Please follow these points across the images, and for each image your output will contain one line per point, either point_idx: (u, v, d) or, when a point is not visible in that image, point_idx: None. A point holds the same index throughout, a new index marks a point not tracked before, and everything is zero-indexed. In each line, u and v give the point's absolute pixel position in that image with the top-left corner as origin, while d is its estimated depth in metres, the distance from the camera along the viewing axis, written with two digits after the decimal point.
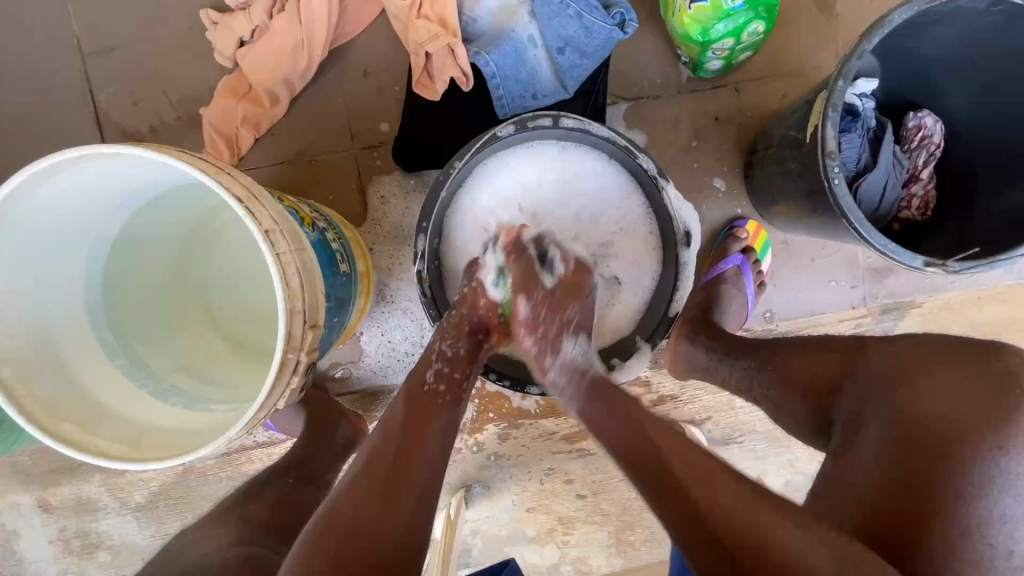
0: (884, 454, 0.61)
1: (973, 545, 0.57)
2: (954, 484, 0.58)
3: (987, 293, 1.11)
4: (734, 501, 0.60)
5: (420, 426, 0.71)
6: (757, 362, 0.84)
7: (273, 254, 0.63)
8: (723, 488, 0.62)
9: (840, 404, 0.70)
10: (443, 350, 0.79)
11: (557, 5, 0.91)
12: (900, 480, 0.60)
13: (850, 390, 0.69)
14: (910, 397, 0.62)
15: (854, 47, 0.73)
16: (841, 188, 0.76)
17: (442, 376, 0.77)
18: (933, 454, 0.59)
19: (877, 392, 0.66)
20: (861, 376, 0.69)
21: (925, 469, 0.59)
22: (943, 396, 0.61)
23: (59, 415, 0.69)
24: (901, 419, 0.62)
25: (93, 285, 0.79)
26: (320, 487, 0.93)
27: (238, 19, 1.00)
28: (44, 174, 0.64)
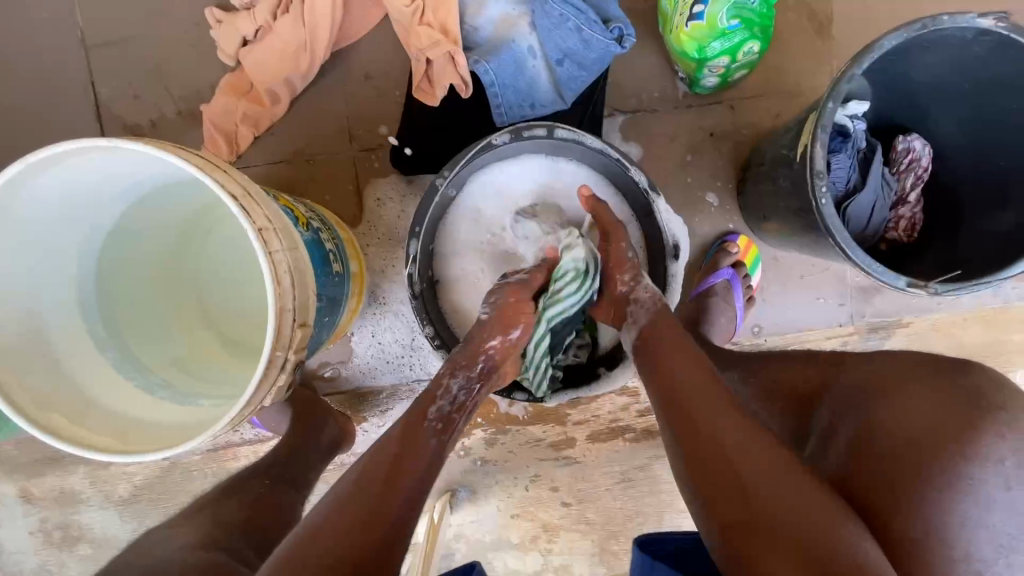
0: (856, 461, 0.63)
1: (935, 554, 0.58)
2: (925, 494, 0.59)
3: (972, 314, 1.13)
4: (735, 424, 0.65)
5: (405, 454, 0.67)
6: (739, 376, 0.85)
7: (265, 251, 0.63)
8: (739, 427, 0.64)
9: (815, 417, 0.72)
10: (451, 384, 0.76)
11: (557, 17, 0.92)
12: (869, 487, 0.61)
13: (830, 403, 0.70)
14: (883, 409, 0.64)
15: (844, 70, 0.74)
16: (828, 208, 0.78)
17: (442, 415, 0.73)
18: (907, 472, 0.60)
19: (850, 404, 0.67)
20: (837, 390, 0.70)
21: (895, 478, 0.60)
22: (916, 409, 0.62)
23: (46, 406, 0.69)
24: (871, 430, 0.63)
25: (84, 275, 0.80)
26: (300, 486, 0.91)
27: (242, 18, 1.01)
28: (41, 165, 0.64)
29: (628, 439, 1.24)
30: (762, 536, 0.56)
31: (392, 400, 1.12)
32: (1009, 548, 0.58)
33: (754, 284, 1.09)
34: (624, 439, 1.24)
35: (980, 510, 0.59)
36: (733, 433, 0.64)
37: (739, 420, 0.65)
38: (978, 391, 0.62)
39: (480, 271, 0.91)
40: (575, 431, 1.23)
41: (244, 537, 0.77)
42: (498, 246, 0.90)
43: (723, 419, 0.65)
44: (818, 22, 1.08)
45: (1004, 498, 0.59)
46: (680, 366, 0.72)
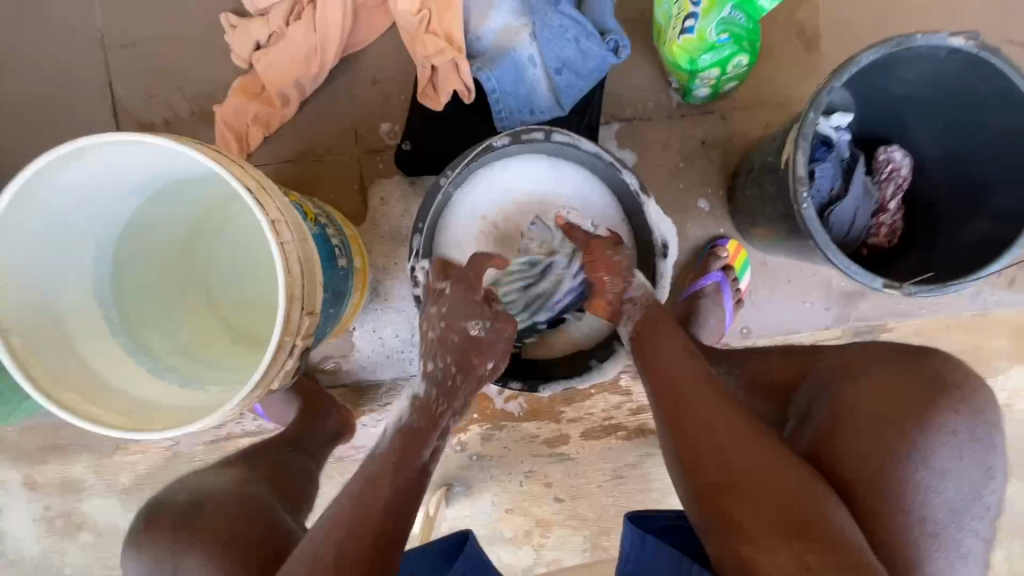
0: (829, 439, 0.70)
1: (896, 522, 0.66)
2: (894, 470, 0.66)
3: (952, 320, 1.17)
4: (724, 412, 0.71)
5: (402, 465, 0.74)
6: (726, 368, 0.91)
7: (277, 241, 0.67)
8: (728, 412, 0.71)
9: (795, 399, 0.80)
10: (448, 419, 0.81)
11: (556, 27, 0.96)
12: (841, 466, 0.69)
13: (806, 387, 0.79)
14: (852, 390, 0.71)
15: (824, 83, 0.79)
16: (809, 212, 0.82)
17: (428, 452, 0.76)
18: (876, 451, 0.67)
19: (825, 385, 0.75)
20: (812, 378, 0.79)
21: (865, 457, 0.68)
22: (885, 386, 0.70)
23: (62, 385, 0.72)
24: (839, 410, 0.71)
25: (101, 265, 0.83)
26: (312, 455, 0.98)
27: (256, 24, 1.06)
28: (68, 157, 0.68)
29: (620, 437, 1.27)
30: (743, 503, 0.63)
31: (392, 394, 1.16)
32: (957, 513, 0.68)
33: (742, 287, 1.13)
34: (617, 437, 1.27)
35: (935, 479, 0.67)
36: (723, 420, 0.70)
37: (728, 409, 0.71)
38: (932, 372, 0.70)
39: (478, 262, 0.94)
40: (569, 428, 1.27)
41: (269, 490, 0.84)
42: (495, 236, 0.94)
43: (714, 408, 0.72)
44: (806, 38, 1.13)
45: (956, 466, 0.68)
46: (676, 362, 0.78)
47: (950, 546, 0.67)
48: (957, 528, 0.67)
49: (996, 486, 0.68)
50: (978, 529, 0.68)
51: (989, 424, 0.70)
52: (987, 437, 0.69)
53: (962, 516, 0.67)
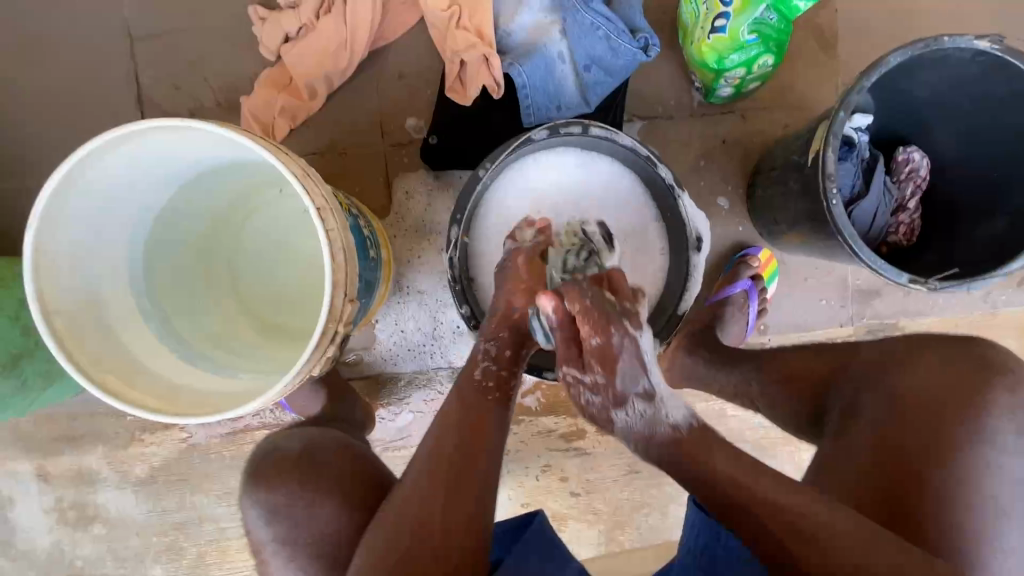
0: (891, 424, 0.75)
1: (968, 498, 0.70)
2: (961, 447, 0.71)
3: (963, 319, 1.20)
4: (758, 486, 0.70)
5: (469, 435, 0.74)
6: (755, 368, 0.95)
7: (323, 229, 0.68)
8: (761, 488, 0.70)
9: (837, 394, 0.84)
10: (486, 351, 0.80)
11: (587, 25, 0.97)
12: (906, 446, 0.73)
13: (849, 379, 0.83)
14: (906, 379, 0.76)
15: (854, 82, 0.81)
16: (838, 208, 0.84)
17: (492, 374, 0.79)
18: (939, 432, 0.72)
19: (873, 379, 0.80)
20: (851, 374, 0.83)
21: (930, 439, 0.72)
22: (930, 377, 0.75)
23: (102, 369, 0.72)
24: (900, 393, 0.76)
25: (135, 252, 0.83)
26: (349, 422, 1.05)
27: (286, 16, 1.06)
28: (114, 142, 0.68)
29: None
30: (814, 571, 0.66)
31: (411, 388, 1.17)
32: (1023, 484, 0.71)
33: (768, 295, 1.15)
34: None
35: (997, 454, 0.72)
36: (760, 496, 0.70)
37: (760, 482, 0.71)
38: (972, 356, 0.76)
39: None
40: (586, 423, 1.28)
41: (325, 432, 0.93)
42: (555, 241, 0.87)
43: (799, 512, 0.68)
44: (824, 41, 1.15)
45: (1015, 443, 0.72)
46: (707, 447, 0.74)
47: (1016, 518, 0.71)
48: (1021, 501, 0.71)
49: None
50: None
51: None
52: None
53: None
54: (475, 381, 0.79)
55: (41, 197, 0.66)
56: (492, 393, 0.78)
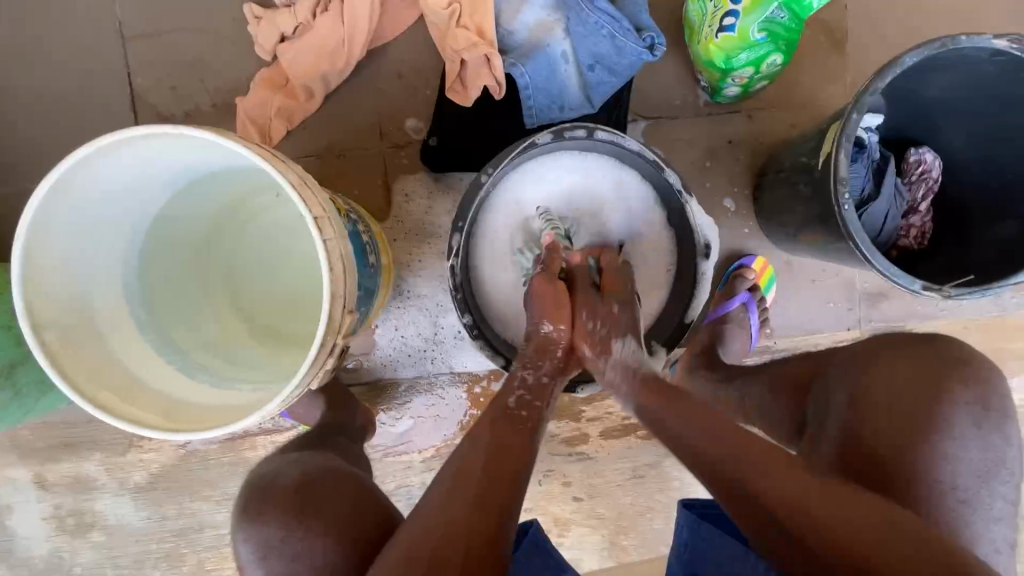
0: (855, 422, 0.71)
1: (928, 492, 0.66)
2: (923, 442, 0.67)
3: (972, 323, 1.18)
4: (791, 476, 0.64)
5: (497, 449, 0.71)
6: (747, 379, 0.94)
7: (321, 238, 0.66)
8: (795, 478, 0.63)
9: (813, 397, 0.80)
10: (524, 377, 0.81)
11: (592, 24, 0.94)
12: (867, 438, 0.70)
13: (822, 383, 0.79)
14: (868, 379, 0.72)
15: (868, 83, 0.78)
16: (850, 214, 0.82)
17: (523, 403, 0.79)
18: (906, 431, 0.68)
19: (840, 378, 0.76)
20: (828, 372, 0.79)
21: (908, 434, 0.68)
22: (899, 379, 0.71)
23: (96, 384, 0.70)
24: (860, 389, 0.72)
25: (130, 260, 0.81)
26: (349, 434, 1.01)
27: (282, 15, 1.04)
28: (105, 150, 0.66)
29: (640, 436, 1.27)
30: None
31: (412, 393, 1.15)
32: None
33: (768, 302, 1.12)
34: (636, 436, 1.27)
35: (956, 447, 0.68)
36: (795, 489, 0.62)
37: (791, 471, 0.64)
38: (934, 353, 0.72)
39: (512, 255, 0.94)
40: (589, 427, 1.26)
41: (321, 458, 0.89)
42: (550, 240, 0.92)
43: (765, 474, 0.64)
44: (833, 39, 1.13)
45: (975, 434, 0.68)
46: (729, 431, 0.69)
47: (978, 508, 0.67)
48: (986, 492, 0.68)
49: (1017, 452, 0.69)
50: (1008, 494, 0.68)
51: (1003, 393, 0.71)
52: (1001, 405, 0.70)
53: (988, 480, 0.68)
54: (508, 410, 0.77)
55: (29, 207, 0.64)
56: (524, 419, 0.77)
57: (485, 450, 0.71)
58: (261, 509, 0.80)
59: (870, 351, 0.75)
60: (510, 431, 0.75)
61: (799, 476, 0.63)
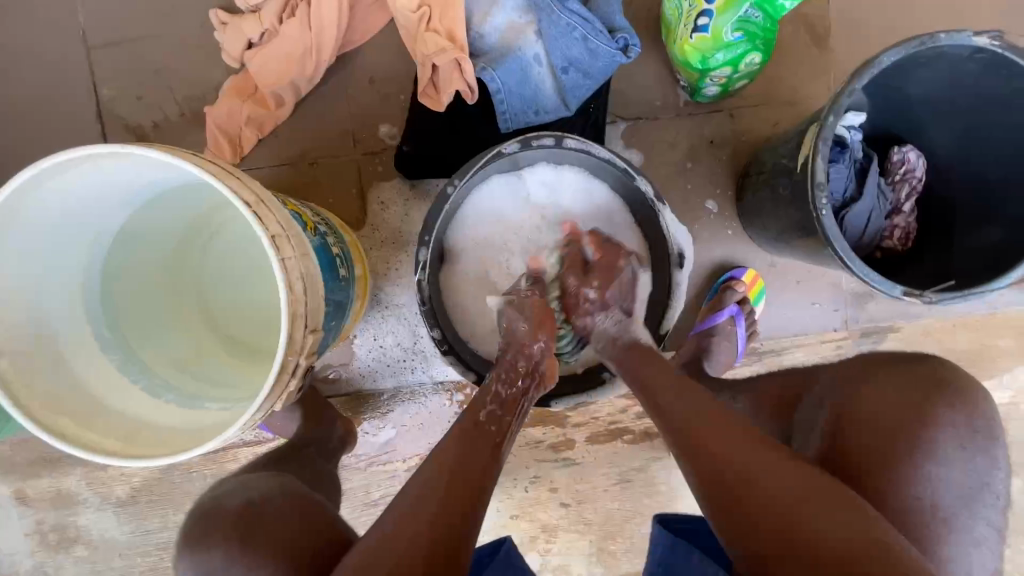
0: (838, 438, 0.72)
1: (909, 505, 0.67)
2: (906, 458, 0.68)
3: (961, 322, 1.16)
4: (789, 477, 0.62)
5: (462, 455, 0.69)
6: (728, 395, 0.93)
7: (278, 258, 0.64)
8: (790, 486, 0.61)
9: (801, 411, 0.81)
10: (498, 390, 0.77)
11: (564, 26, 0.92)
12: (856, 450, 0.70)
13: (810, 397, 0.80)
14: (857, 394, 0.73)
15: (845, 84, 0.76)
16: (828, 218, 0.79)
17: (493, 418, 0.75)
18: (890, 449, 0.69)
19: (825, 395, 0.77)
20: (818, 387, 0.80)
21: (884, 448, 0.69)
22: (886, 396, 0.72)
23: (52, 410, 0.68)
24: (847, 402, 0.73)
25: (91, 279, 0.79)
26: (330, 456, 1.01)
27: (248, 21, 1.01)
28: (50, 172, 0.64)
29: (626, 441, 1.25)
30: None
31: (393, 402, 1.14)
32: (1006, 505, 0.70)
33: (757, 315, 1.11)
34: (622, 441, 1.25)
35: (938, 467, 0.69)
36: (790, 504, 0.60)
37: (785, 467, 0.63)
38: (938, 377, 0.72)
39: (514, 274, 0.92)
40: (575, 433, 1.25)
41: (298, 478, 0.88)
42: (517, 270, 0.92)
43: (767, 470, 0.63)
44: (815, 35, 1.10)
45: (961, 458, 0.69)
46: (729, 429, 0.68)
47: (966, 534, 0.68)
48: (967, 515, 0.68)
49: (1003, 475, 0.70)
50: (992, 518, 0.68)
51: (987, 413, 0.71)
52: (986, 427, 0.71)
53: (974, 505, 0.68)
54: (479, 422, 0.74)
55: None
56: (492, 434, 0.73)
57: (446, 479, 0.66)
58: (204, 533, 0.76)
59: (861, 369, 0.76)
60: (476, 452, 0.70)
61: (793, 472, 0.63)
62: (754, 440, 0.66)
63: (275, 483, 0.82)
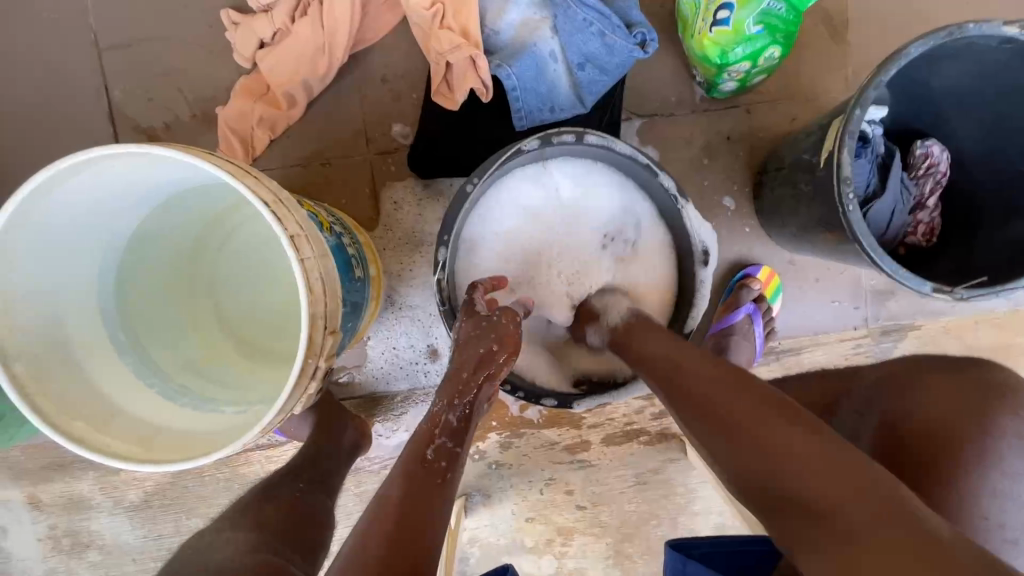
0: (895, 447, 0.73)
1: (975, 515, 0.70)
2: (971, 465, 0.70)
3: (983, 319, 1.14)
4: (730, 390, 0.66)
5: (411, 485, 0.65)
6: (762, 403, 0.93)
7: (298, 258, 0.63)
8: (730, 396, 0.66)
9: (839, 419, 0.81)
10: (447, 419, 0.73)
11: (580, 21, 0.91)
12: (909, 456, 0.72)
13: (850, 404, 0.81)
14: (909, 402, 0.75)
15: (871, 77, 0.75)
16: (854, 214, 0.78)
17: (443, 451, 0.70)
18: (940, 457, 0.71)
19: (870, 402, 0.78)
20: (855, 394, 0.81)
21: (933, 452, 0.71)
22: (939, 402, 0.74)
23: (69, 414, 0.67)
24: (901, 413, 0.75)
25: (105, 281, 0.78)
26: (330, 491, 0.91)
27: (260, 21, 1.00)
28: (66, 173, 0.63)
29: (642, 442, 1.23)
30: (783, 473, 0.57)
31: (407, 404, 1.12)
32: None
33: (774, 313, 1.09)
34: (639, 443, 1.23)
35: (1005, 478, 0.71)
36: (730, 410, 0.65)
37: (729, 382, 0.68)
38: (976, 380, 0.74)
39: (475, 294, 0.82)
40: (590, 434, 1.23)
41: (282, 542, 0.75)
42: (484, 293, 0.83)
43: (710, 386, 0.68)
44: (834, 28, 1.08)
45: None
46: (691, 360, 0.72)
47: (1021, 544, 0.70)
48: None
49: None
50: None
51: None
52: None
53: None
54: (426, 463, 0.68)
55: None
56: (440, 470, 0.68)
57: (403, 487, 0.65)
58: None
59: (905, 372, 0.78)
60: (424, 489, 0.65)
61: (737, 385, 0.67)
62: (709, 366, 0.71)
63: (238, 560, 0.69)
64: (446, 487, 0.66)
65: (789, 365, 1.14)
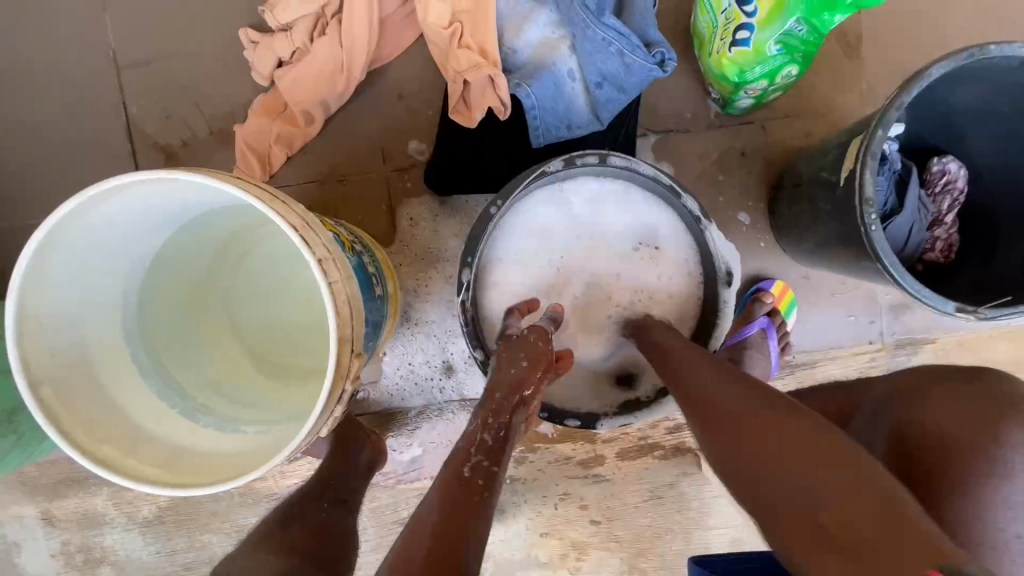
0: (905, 457, 0.73)
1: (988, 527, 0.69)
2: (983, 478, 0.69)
3: (999, 332, 1.13)
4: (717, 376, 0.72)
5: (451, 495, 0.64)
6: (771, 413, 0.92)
7: (327, 282, 0.63)
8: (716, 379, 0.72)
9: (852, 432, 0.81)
10: (484, 439, 0.71)
11: (598, 40, 0.90)
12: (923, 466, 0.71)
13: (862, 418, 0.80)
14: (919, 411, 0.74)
15: (893, 97, 0.75)
16: (877, 234, 0.78)
17: (480, 470, 0.68)
18: (952, 465, 0.70)
19: (879, 415, 0.78)
20: (869, 407, 0.81)
21: (945, 463, 0.70)
22: (953, 414, 0.73)
23: (95, 437, 0.67)
24: (911, 423, 0.74)
25: (128, 301, 0.79)
26: (352, 508, 0.92)
27: (279, 40, 1.01)
28: (97, 198, 0.63)
29: (657, 456, 1.23)
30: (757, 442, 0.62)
31: (420, 420, 1.12)
32: None
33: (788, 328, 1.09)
34: (653, 457, 1.23)
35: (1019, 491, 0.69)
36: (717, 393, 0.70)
37: (718, 370, 0.73)
38: (992, 392, 0.73)
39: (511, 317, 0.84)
40: (605, 448, 1.23)
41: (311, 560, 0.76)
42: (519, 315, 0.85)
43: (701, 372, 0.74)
44: (848, 45, 1.09)
45: None
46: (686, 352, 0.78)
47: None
48: None
49: None
50: None
51: None
52: None
53: None
54: (461, 477, 0.67)
55: (22, 259, 0.61)
56: (476, 490, 0.65)
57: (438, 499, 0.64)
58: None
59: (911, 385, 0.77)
60: (458, 506, 0.63)
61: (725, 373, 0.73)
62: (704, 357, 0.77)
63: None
64: (483, 505, 0.64)
65: (804, 379, 1.13)
